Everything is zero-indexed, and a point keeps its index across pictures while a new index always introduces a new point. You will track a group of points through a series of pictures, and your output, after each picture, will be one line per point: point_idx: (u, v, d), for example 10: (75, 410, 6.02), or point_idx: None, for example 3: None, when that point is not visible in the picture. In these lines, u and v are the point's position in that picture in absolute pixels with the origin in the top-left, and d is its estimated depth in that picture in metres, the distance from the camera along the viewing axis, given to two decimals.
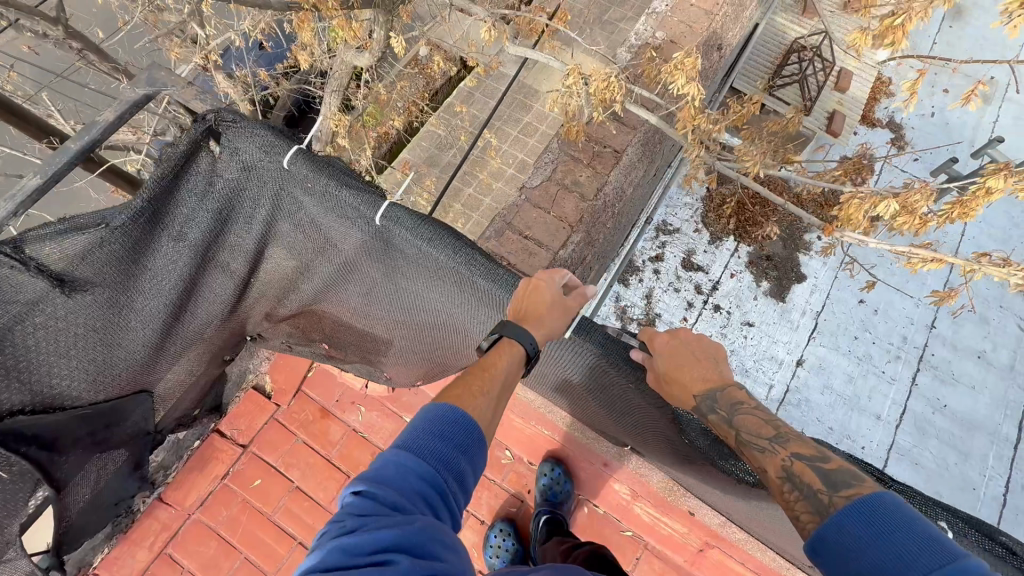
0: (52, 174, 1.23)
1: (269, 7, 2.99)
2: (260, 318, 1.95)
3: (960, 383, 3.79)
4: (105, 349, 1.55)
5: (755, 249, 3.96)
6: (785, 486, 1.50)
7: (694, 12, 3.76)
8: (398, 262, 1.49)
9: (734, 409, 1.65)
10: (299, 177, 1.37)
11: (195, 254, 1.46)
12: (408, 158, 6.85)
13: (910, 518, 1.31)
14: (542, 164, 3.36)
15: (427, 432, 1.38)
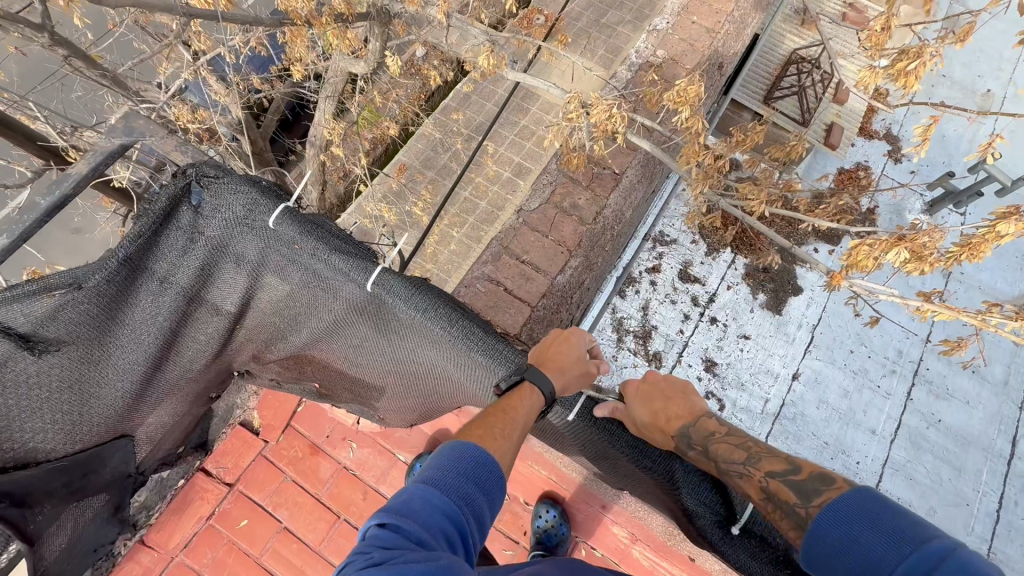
0: (19, 235, 1.19)
1: (258, 23, 2.89)
2: (248, 360, 1.86)
3: (955, 399, 3.75)
4: (78, 404, 1.46)
5: (753, 261, 3.87)
6: (768, 505, 1.66)
7: (696, 30, 3.71)
8: (391, 321, 1.43)
9: (708, 441, 1.83)
10: (286, 238, 1.32)
11: (177, 307, 1.39)
12: (403, 162, 6.74)
13: (873, 514, 1.47)
14: (539, 186, 3.29)
15: (450, 469, 1.37)
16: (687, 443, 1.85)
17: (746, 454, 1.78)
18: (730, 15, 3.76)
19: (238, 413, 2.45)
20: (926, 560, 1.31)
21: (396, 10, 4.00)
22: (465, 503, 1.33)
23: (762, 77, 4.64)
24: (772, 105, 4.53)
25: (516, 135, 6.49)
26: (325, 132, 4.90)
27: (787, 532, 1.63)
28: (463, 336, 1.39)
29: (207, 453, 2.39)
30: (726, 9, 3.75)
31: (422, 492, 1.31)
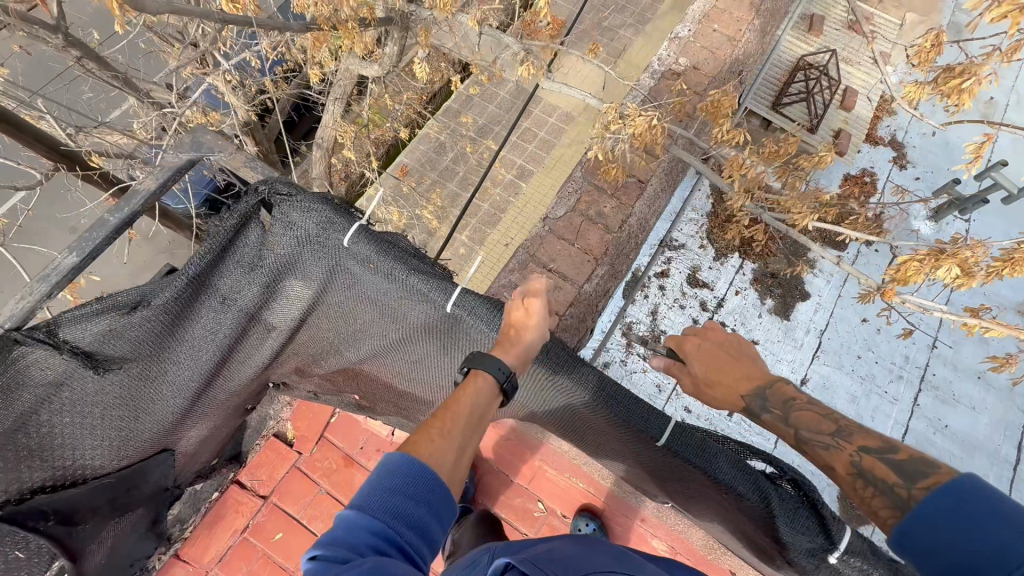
0: (87, 252, 1.23)
1: (286, 29, 2.89)
2: (291, 372, 1.83)
3: (961, 404, 3.49)
4: (131, 419, 1.44)
5: (760, 266, 3.62)
6: (860, 483, 1.52)
7: (717, 38, 3.71)
8: (467, 343, 1.44)
9: (788, 407, 1.75)
10: (359, 256, 1.26)
11: (237, 324, 1.36)
12: (406, 163, 6.67)
13: (996, 503, 1.27)
14: (564, 193, 3.27)
15: (373, 484, 1.18)
16: (761, 406, 1.79)
17: (833, 426, 1.67)
18: (750, 23, 3.76)
19: (272, 424, 2.42)
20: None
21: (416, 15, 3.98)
22: (395, 512, 1.14)
23: (771, 83, 4.43)
24: (777, 112, 4.34)
25: (517, 137, 6.44)
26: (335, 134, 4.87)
27: (880, 512, 1.48)
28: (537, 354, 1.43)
29: (241, 465, 2.37)
30: (746, 18, 3.76)
31: (344, 516, 1.13)
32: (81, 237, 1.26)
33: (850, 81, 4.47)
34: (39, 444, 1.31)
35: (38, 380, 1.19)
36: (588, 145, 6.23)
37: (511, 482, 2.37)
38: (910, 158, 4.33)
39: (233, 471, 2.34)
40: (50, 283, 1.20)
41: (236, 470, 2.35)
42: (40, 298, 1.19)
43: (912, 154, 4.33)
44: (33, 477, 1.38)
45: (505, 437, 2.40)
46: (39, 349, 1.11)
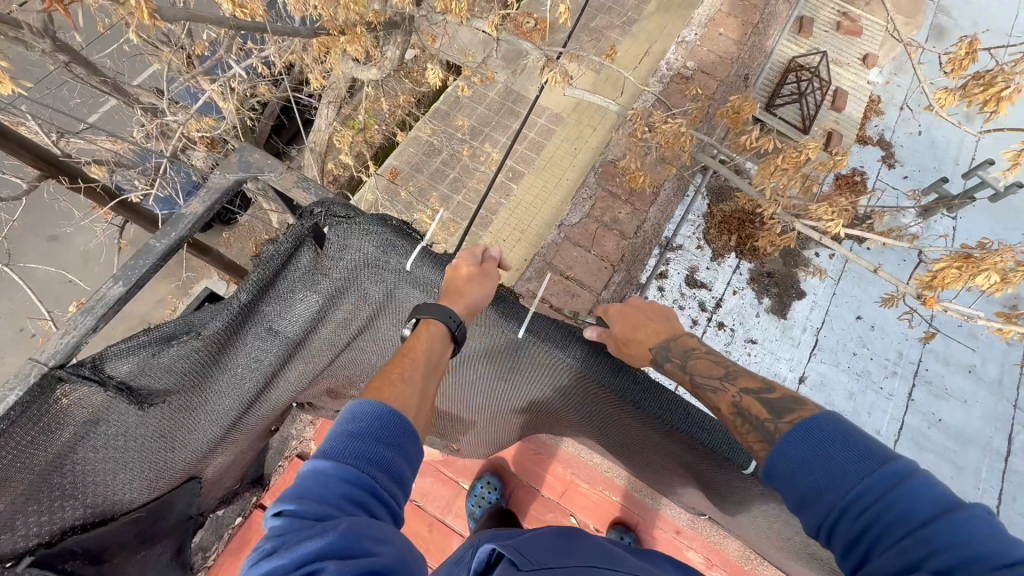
0: (134, 280, 1.31)
1: (293, 35, 2.81)
2: (323, 393, 1.76)
3: (953, 398, 3.54)
4: (166, 450, 1.36)
5: (757, 266, 3.58)
6: (738, 421, 1.46)
7: (724, 42, 3.71)
8: (522, 356, 1.52)
9: (687, 355, 1.66)
10: (419, 280, 1.26)
11: (283, 349, 1.31)
12: (395, 165, 6.26)
13: (846, 431, 1.25)
14: (577, 200, 3.21)
15: (341, 432, 1.09)
16: (664, 355, 1.65)
17: (724, 371, 1.61)
18: (756, 27, 3.78)
19: (294, 445, 2.35)
20: (892, 479, 1.14)
21: (419, 19, 3.90)
22: (367, 460, 1.06)
23: (765, 85, 4.26)
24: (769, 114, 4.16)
25: (509, 138, 6.43)
26: (328, 135, 4.71)
27: (752, 447, 1.40)
28: (608, 378, 1.46)
29: (264, 488, 2.29)
30: (752, 21, 3.77)
31: (312, 465, 1.04)
32: (126, 265, 1.33)
33: (839, 83, 4.29)
34: (73, 486, 1.23)
35: (79, 413, 1.14)
36: (581, 147, 6.23)
37: (541, 496, 2.35)
38: (899, 157, 4.34)
39: (256, 496, 2.26)
40: (97, 315, 1.26)
41: (259, 495, 2.27)
42: (87, 329, 1.24)
43: (901, 153, 4.36)
44: (66, 517, 1.27)
45: (534, 450, 2.39)
46: (84, 386, 1.07)
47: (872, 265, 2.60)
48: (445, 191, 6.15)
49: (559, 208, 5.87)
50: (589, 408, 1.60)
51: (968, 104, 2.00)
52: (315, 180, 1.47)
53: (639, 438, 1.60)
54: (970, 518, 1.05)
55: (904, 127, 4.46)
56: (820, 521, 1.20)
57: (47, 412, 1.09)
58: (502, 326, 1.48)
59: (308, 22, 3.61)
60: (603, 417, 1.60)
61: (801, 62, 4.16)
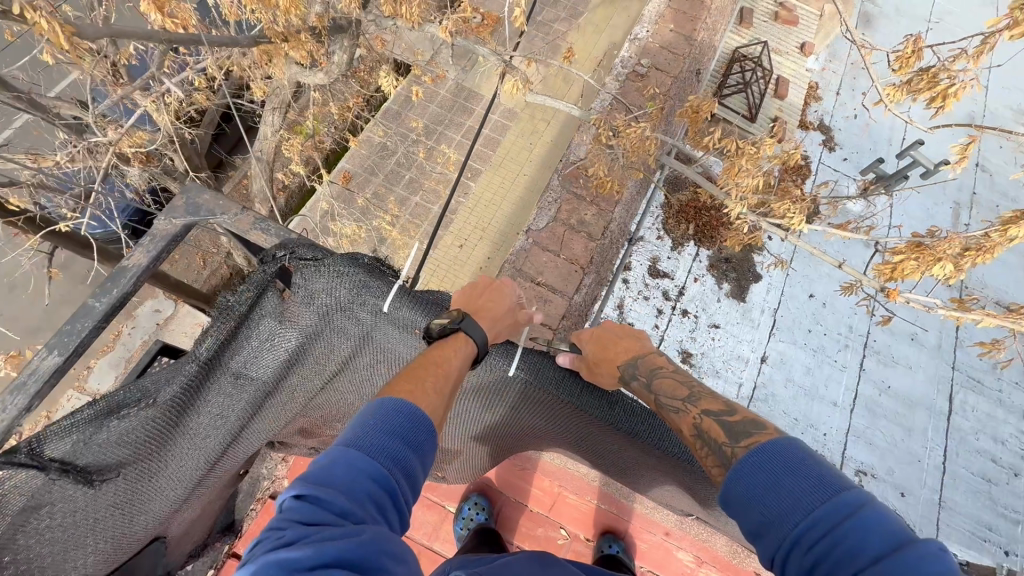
0: (73, 349, 1.20)
1: (232, 44, 2.62)
2: (293, 436, 1.64)
3: (899, 364, 3.54)
4: (124, 523, 1.23)
5: (715, 252, 3.48)
6: (698, 443, 1.42)
7: (675, 37, 3.76)
8: (513, 394, 1.46)
9: (654, 373, 1.62)
10: (397, 320, 1.26)
11: (251, 400, 1.27)
12: (347, 168, 6.05)
13: (801, 460, 1.22)
14: (543, 203, 3.16)
15: (374, 428, 1.10)
16: (631, 374, 1.60)
17: (689, 392, 1.56)
18: (704, 23, 3.85)
19: (266, 484, 2.22)
20: (841, 510, 1.10)
21: (368, 22, 3.73)
22: (394, 464, 1.07)
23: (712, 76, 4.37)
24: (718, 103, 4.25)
25: (462, 136, 6.32)
26: (274, 143, 4.44)
27: (712, 473, 1.38)
28: (605, 412, 1.44)
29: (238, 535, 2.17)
30: (701, 18, 3.84)
31: (343, 456, 1.05)
32: (62, 331, 1.22)
33: (781, 71, 4.41)
34: None
35: (20, 502, 1.01)
36: (537, 142, 6.20)
37: (529, 510, 2.33)
38: (838, 140, 4.41)
39: (228, 544, 2.13)
40: (31, 393, 1.14)
41: (232, 543, 2.14)
42: (20, 411, 1.13)
43: (839, 137, 4.42)
44: None
45: (519, 467, 2.34)
46: (23, 471, 0.97)
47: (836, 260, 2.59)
48: (402, 194, 5.97)
49: (519, 205, 5.82)
50: (572, 430, 1.57)
51: (915, 98, 2.08)
52: (274, 219, 1.38)
53: (626, 458, 1.62)
54: (919, 556, 0.98)
55: (840, 112, 4.53)
56: (774, 550, 1.17)
57: None
58: (490, 362, 1.41)
59: (250, 31, 3.42)
60: (599, 444, 1.58)
61: (744, 52, 4.28)
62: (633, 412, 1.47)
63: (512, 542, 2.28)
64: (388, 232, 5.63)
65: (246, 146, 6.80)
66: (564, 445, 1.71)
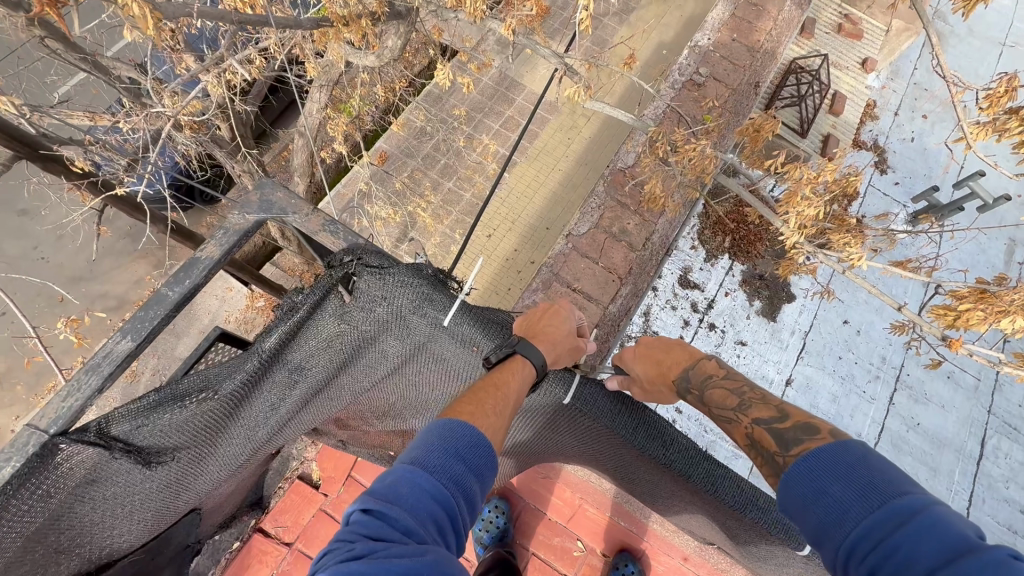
0: (144, 335, 1.21)
1: (291, 25, 2.61)
2: (330, 426, 1.66)
3: (932, 402, 3.40)
4: (171, 499, 1.29)
5: (749, 268, 3.39)
6: (752, 452, 1.46)
7: (737, 48, 3.63)
8: (562, 420, 1.40)
9: (705, 385, 1.64)
10: (455, 333, 1.26)
11: (302, 397, 1.29)
12: (385, 149, 6.06)
13: (849, 467, 1.21)
14: (585, 208, 3.08)
15: (438, 449, 1.13)
16: (684, 386, 1.67)
17: (739, 401, 1.57)
18: (767, 35, 3.71)
19: (295, 465, 2.32)
20: (893, 518, 1.09)
21: (426, 10, 3.68)
22: (456, 486, 1.10)
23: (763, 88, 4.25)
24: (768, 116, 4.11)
25: (501, 125, 6.28)
26: (318, 121, 4.43)
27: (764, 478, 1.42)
28: (660, 452, 1.30)
29: (266, 511, 2.24)
30: (765, 29, 3.70)
31: (408, 475, 1.08)
32: (135, 318, 1.23)
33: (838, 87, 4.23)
34: (67, 546, 1.14)
35: (82, 472, 1.08)
36: (575, 139, 6.10)
37: (547, 518, 2.34)
38: (891, 163, 4.14)
39: (256, 518, 2.20)
40: (107, 372, 1.17)
41: (259, 517, 2.22)
42: (92, 391, 1.14)
43: (893, 159, 4.16)
44: (63, 567, 1.17)
45: (541, 475, 2.31)
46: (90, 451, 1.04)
47: (895, 302, 2.45)
48: (436, 179, 5.97)
49: (551, 200, 5.80)
50: (618, 458, 1.44)
51: (1000, 138, 1.99)
52: (342, 221, 1.40)
53: (663, 491, 1.47)
54: (980, 566, 0.95)
55: (897, 133, 4.28)
56: (832, 560, 1.16)
57: (49, 474, 1.03)
58: (549, 386, 1.34)
59: (308, 10, 3.45)
60: (635, 473, 1.45)
61: (803, 66, 4.11)
62: (687, 454, 1.32)
63: (527, 547, 2.30)
64: (421, 217, 5.67)
65: (296, 112, 6.90)
66: (602, 470, 1.62)
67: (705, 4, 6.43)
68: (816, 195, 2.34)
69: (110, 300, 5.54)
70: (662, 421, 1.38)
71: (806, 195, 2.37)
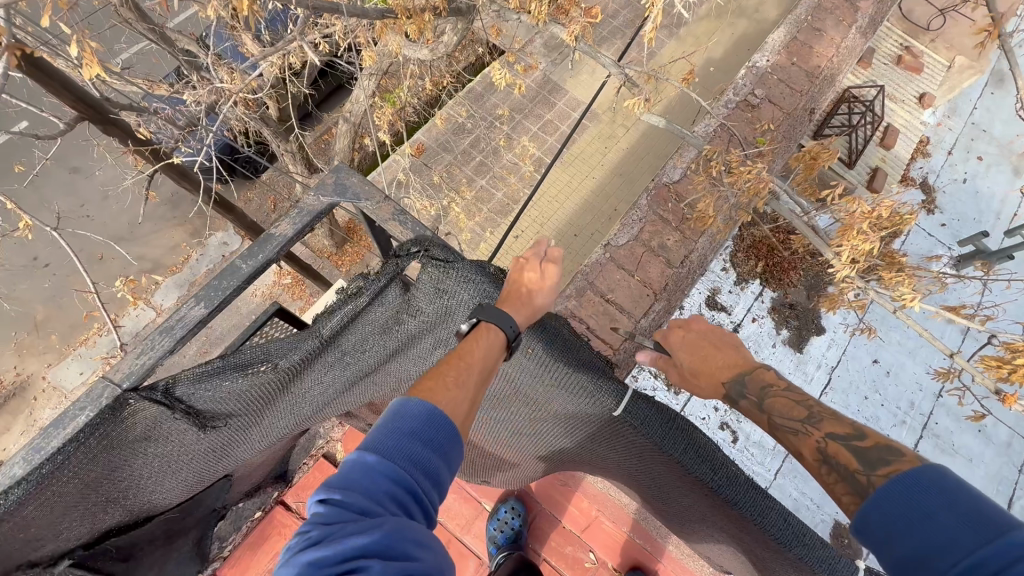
0: (217, 304, 1.26)
1: (357, 13, 2.65)
2: (366, 410, 1.68)
3: (958, 454, 3.28)
4: (214, 462, 1.35)
5: (780, 295, 3.31)
6: (822, 468, 1.44)
7: (795, 72, 3.55)
8: (604, 430, 1.32)
9: (765, 393, 1.70)
10: (515, 335, 1.29)
11: (350, 379, 1.33)
12: (423, 140, 6.13)
13: (955, 491, 1.16)
14: (626, 220, 3.06)
15: (390, 427, 1.09)
16: (739, 392, 1.73)
17: (807, 413, 1.60)
18: (828, 61, 3.62)
19: (320, 443, 2.35)
20: (1009, 552, 1.04)
21: (484, 9, 3.70)
22: (414, 462, 1.06)
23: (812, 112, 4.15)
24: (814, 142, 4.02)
25: (540, 128, 6.29)
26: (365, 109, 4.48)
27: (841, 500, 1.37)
28: (708, 474, 1.19)
29: (288, 485, 2.29)
30: (826, 55, 3.62)
31: (359, 456, 1.04)
32: (210, 286, 1.28)
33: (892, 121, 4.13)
34: (118, 496, 1.21)
35: (143, 428, 1.15)
36: (613, 148, 6.05)
37: (562, 526, 2.36)
38: (939, 203, 3.98)
39: (279, 492, 2.25)
40: (179, 335, 1.21)
41: (282, 491, 2.26)
42: (165, 351, 1.19)
43: (942, 199, 4.00)
44: (110, 516, 1.24)
45: (561, 481, 2.34)
46: (157, 407, 1.11)
47: (948, 349, 2.41)
48: (470, 175, 6.01)
49: (583, 207, 5.78)
50: (655, 475, 1.35)
51: None
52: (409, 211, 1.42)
53: (693, 511, 1.38)
54: None
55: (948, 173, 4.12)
56: None
57: (117, 426, 1.11)
58: (595, 393, 1.27)
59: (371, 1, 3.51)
60: (671, 492, 1.36)
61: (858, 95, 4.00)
62: (737, 481, 1.21)
63: (539, 551, 2.31)
64: (454, 212, 5.71)
65: (342, 96, 7.03)
66: (630, 484, 1.58)
67: (759, 24, 6.33)
68: (871, 231, 2.29)
69: (146, 261, 5.72)
70: (712, 443, 1.27)
71: (860, 229, 2.32)
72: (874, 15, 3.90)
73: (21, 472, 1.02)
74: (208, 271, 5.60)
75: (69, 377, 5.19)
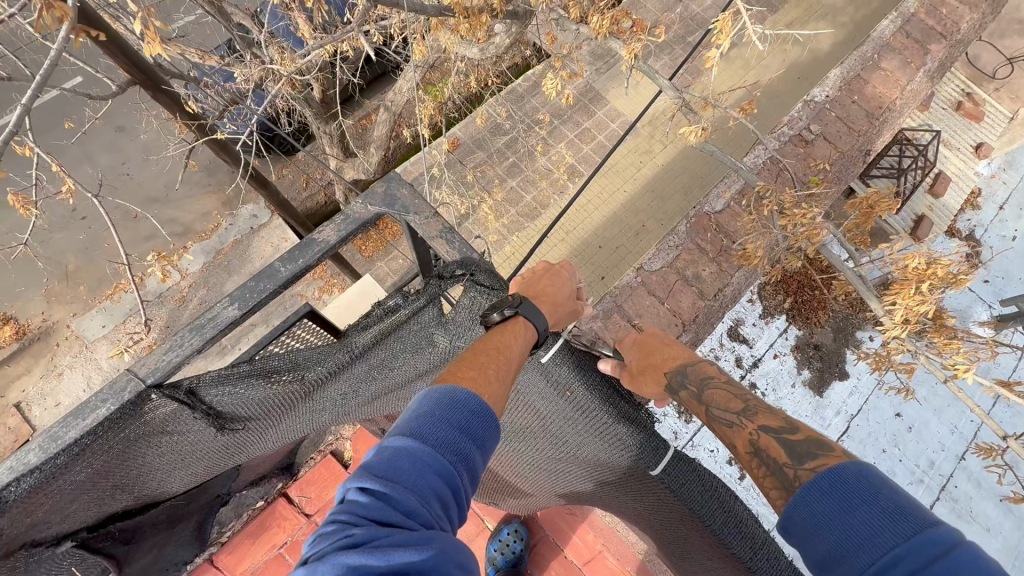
0: (250, 307, 1.22)
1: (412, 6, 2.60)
2: (382, 417, 1.64)
3: (975, 523, 3.11)
4: (225, 457, 1.35)
5: (806, 334, 3.18)
6: (753, 462, 1.34)
7: (856, 110, 3.40)
8: (639, 488, 1.25)
9: (705, 384, 1.62)
10: (557, 376, 1.27)
11: (373, 391, 1.32)
12: (459, 136, 6.10)
13: (877, 488, 1.06)
14: (662, 245, 2.97)
15: (440, 418, 1.05)
16: (680, 383, 1.65)
17: (743, 405, 1.50)
18: (893, 102, 3.45)
19: (330, 440, 2.34)
20: (929, 550, 0.93)
21: (541, 13, 3.64)
22: (460, 460, 1.02)
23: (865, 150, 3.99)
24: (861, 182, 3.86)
25: (577, 135, 6.20)
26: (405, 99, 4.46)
27: (769, 494, 1.26)
28: (747, 554, 1.12)
29: (293, 478, 2.29)
30: (891, 95, 3.44)
31: (409, 448, 0.99)
32: (246, 287, 1.25)
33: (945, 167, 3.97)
34: (128, 486, 1.20)
35: (161, 423, 1.13)
36: (647, 163, 5.92)
37: (564, 555, 2.29)
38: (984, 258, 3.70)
39: (284, 484, 2.24)
40: (205, 337, 1.18)
41: (287, 483, 2.25)
42: (193, 350, 1.16)
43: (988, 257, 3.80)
44: (119, 504, 1.23)
45: (568, 511, 2.28)
46: (177, 406, 1.10)
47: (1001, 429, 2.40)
48: (502, 176, 5.96)
49: (610, 220, 5.70)
50: (681, 538, 1.29)
51: None
52: (457, 230, 1.38)
53: None
54: None
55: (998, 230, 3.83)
56: None
57: (133, 421, 1.09)
58: (637, 452, 1.22)
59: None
60: (693, 556, 1.29)
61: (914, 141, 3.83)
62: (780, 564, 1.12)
63: None
64: (484, 212, 5.67)
65: (386, 84, 7.04)
66: (645, 532, 1.53)
67: (814, 53, 6.13)
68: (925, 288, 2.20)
69: (177, 226, 5.80)
70: (754, 519, 1.21)
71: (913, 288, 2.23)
72: (943, 60, 3.72)
73: (36, 460, 1.00)
74: (235, 242, 5.64)
75: (92, 328, 5.26)
